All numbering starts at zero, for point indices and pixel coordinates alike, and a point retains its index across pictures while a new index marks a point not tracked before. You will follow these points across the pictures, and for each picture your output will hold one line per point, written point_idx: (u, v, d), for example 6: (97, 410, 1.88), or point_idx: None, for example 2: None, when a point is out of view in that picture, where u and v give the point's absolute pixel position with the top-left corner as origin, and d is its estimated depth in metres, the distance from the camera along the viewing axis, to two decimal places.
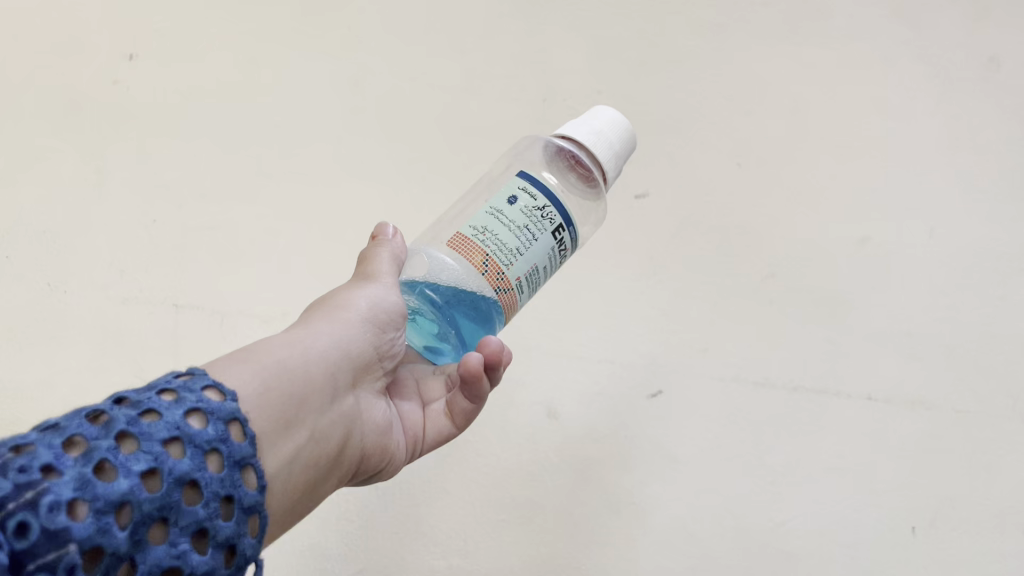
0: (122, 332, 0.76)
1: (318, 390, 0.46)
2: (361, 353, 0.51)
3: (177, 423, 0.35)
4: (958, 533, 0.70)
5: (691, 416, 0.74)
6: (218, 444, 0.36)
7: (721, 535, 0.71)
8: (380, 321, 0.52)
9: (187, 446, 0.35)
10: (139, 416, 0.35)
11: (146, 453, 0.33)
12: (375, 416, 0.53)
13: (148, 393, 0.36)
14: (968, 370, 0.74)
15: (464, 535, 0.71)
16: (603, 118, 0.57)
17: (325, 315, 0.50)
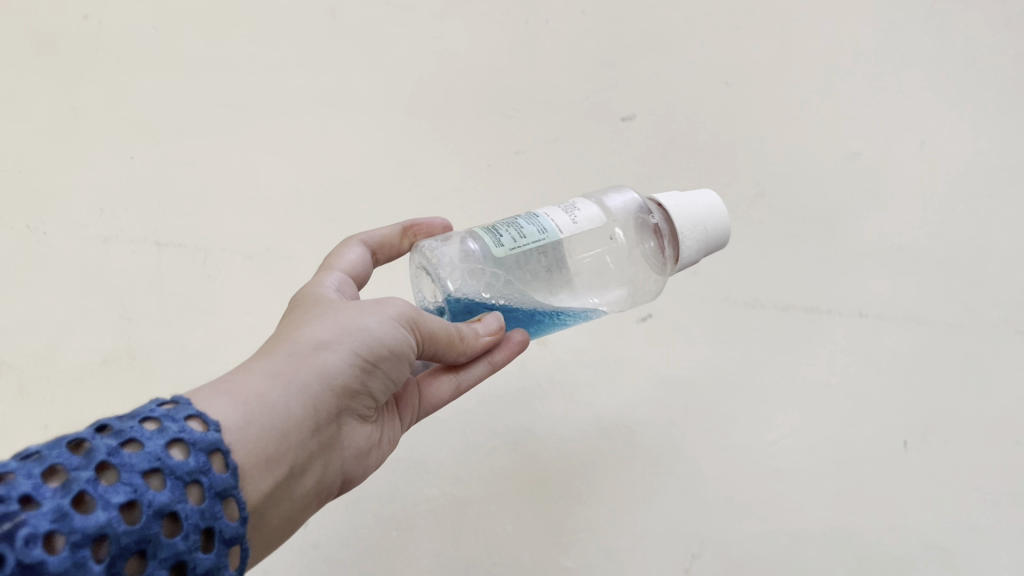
0: (106, 272, 0.76)
1: (305, 425, 0.44)
2: (355, 384, 0.48)
3: (158, 454, 0.35)
4: (951, 446, 0.70)
5: (681, 338, 0.74)
6: (198, 475, 0.36)
7: (712, 454, 0.71)
8: (378, 356, 0.48)
9: (167, 478, 0.34)
10: (120, 446, 0.34)
11: (125, 485, 0.33)
12: (358, 433, 0.52)
13: (131, 423, 0.36)
14: (961, 284, 0.73)
15: (456, 463, 0.71)
16: (707, 211, 0.57)
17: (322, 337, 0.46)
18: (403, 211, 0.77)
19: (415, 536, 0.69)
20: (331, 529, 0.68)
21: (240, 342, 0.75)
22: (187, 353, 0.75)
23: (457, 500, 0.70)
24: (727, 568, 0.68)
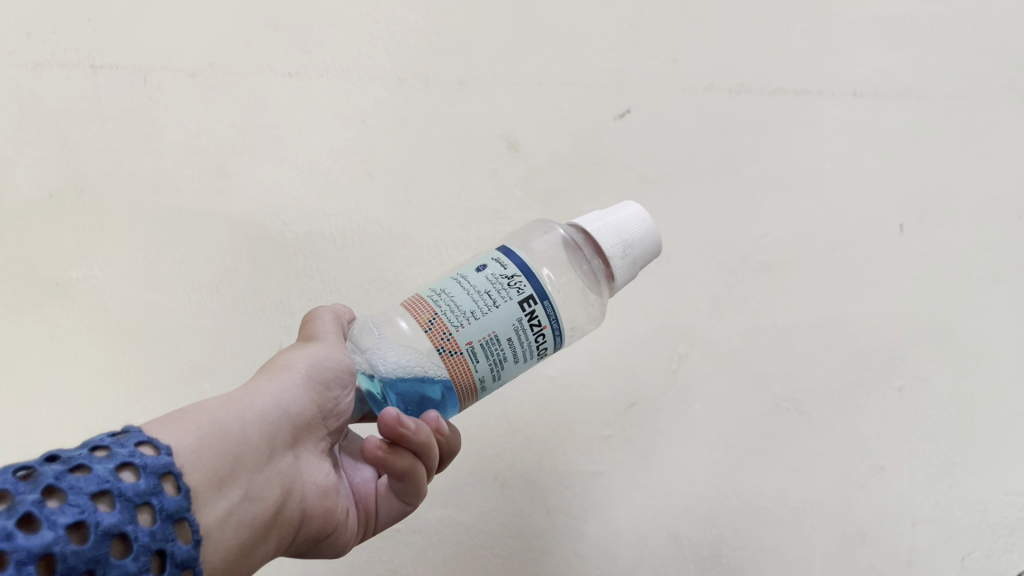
0: (42, 100, 0.71)
1: (252, 450, 0.42)
2: (310, 410, 0.47)
3: (107, 476, 0.34)
4: (948, 227, 0.67)
5: (663, 132, 0.69)
6: (150, 497, 0.35)
7: (697, 253, 0.68)
8: (333, 381, 0.48)
9: (117, 500, 0.33)
10: (67, 470, 0.33)
11: (73, 506, 0.32)
12: (324, 481, 0.48)
13: (79, 450, 0.35)
14: (956, 55, 0.69)
15: (431, 280, 0.69)
16: (625, 214, 0.51)
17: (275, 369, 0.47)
18: (359, 17, 0.72)
19: None
20: None
21: (193, 168, 0.71)
22: (139, 182, 0.71)
23: None
24: (714, 366, 0.67)
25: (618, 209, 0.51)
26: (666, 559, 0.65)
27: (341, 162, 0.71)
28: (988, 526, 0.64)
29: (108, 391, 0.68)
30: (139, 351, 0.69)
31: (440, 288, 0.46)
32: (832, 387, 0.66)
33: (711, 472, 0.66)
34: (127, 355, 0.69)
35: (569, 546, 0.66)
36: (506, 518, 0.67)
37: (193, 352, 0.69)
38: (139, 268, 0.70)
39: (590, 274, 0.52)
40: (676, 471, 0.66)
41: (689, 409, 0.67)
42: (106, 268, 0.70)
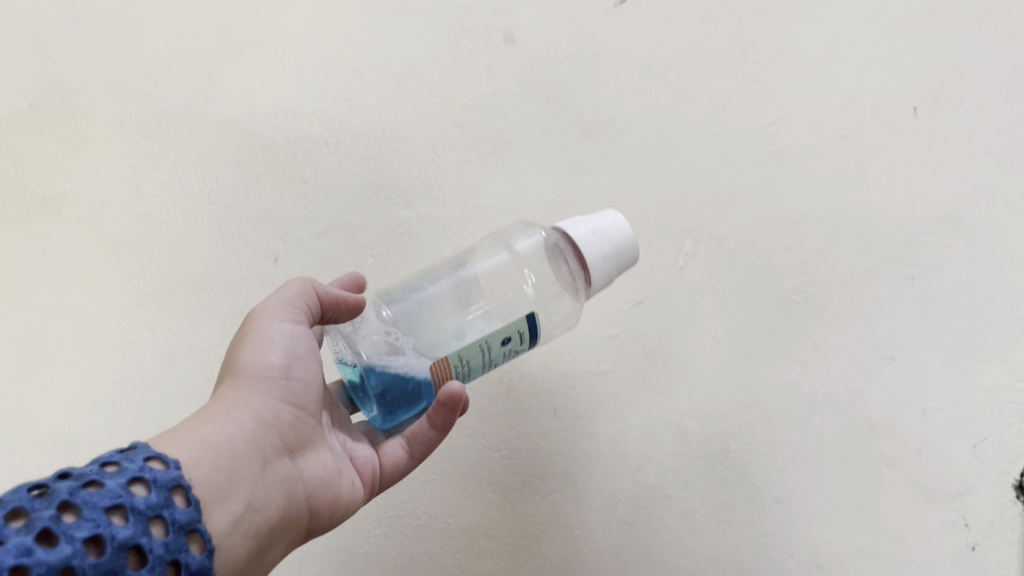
0: (19, 9, 0.71)
1: (243, 463, 0.45)
2: (283, 406, 0.50)
3: (119, 491, 0.37)
4: (963, 110, 0.65)
5: (665, 19, 0.68)
6: (162, 510, 0.38)
7: (704, 144, 0.66)
8: (290, 367, 0.50)
9: (130, 513, 0.36)
10: (81, 487, 0.36)
11: (89, 520, 0.35)
12: (318, 464, 0.52)
13: (91, 468, 0.38)
14: None
15: (428, 180, 0.67)
16: (608, 221, 0.54)
17: (237, 377, 0.49)
18: None
19: (394, 261, 0.66)
20: (302, 258, 0.67)
21: (177, 73, 0.69)
22: (121, 89, 0.70)
23: (432, 219, 0.67)
24: (721, 261, 0.66)
25: (603, 216, 0.53)
26: (675, 456, 0.65)
27: (331, 63, 0.69)
28: (1001, 412, 0.63)
29: (105, 304, 0.68)
30: (131, 262, 0.68)
31: (465, 353, 0.49)
32: (842, 279, 0.65)
33: (718, 368, 0.65)
34: (120, 268, 0.68)
35: (574, 444, 0.66)
36: (511, 419, 0.67)
37: (187, 262, 0.68)
38: (127, 180, 0.69)
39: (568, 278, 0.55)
40: (682, 367, 0.66)
41: (695, 305, 0.66)
42: (93, 180, 0.69)
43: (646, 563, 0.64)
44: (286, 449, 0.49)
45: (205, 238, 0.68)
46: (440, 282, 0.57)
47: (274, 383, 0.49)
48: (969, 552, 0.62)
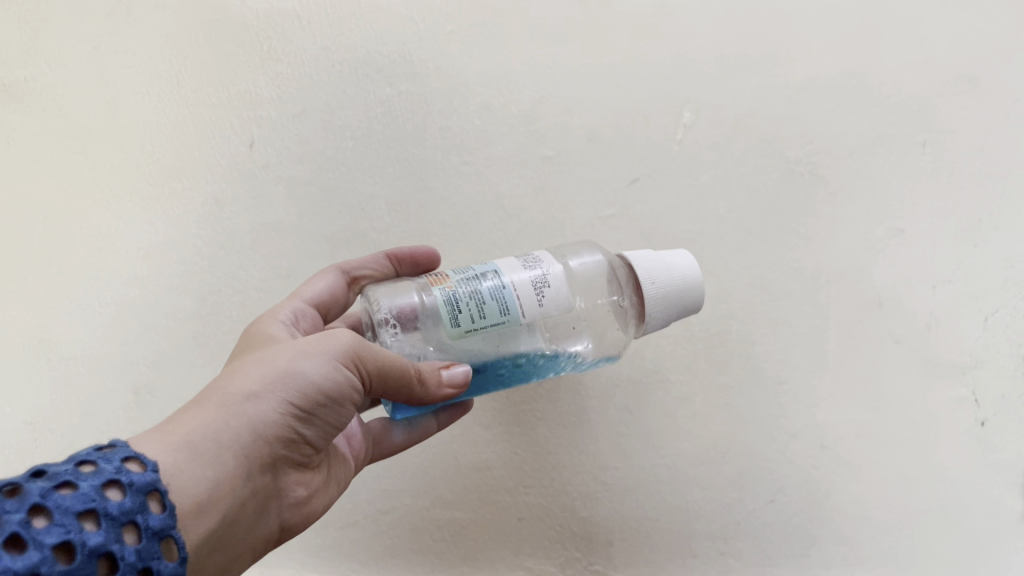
0: None
1: (232, 484, 0.40)
2: (293, 427, 0.43)
3: (94, 493, 0.33)
4: None
5: None
6: (137, 515, 0.34)
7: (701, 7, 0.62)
8: (321, 403, 0.42)
9: (103, 519, 0.33)
10: (52, 487, 0.33)
11: (59, 526, 0.31)
12: (294, 484, 0.47)
13: (65, 465, 0.35)
14: None
15: (409, 56, 0.64)
16: (677, 262, 0.52)
17: (260, 372, 0.42)
18: None
19: (375, 145, 0.64)
20: (279, 143, 0.64)
21: None
22: None
23: (415, 98, 0.64)
24: (722, 133, 0.62)
25: (674, 255, 0.52)
26: (673, 339, 0.63)
27: None
28: (1014, 284, 0.60)
29: (76, 198, 0.66)
30: (100, 151, 0.66)
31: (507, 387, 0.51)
32: (850, 148, 0.61)
33: (719, 246, 0.62)
34: (89, 159, 0.66)
35: None
36: None
37: (159, 150, 0.65)
38: (89, 66, 0.65)
39: (617, 310, 0.54)
40: (681, 247, 0.63)
41: (695, 181, 0.62)
42: (55, 66, 0.66)
43: (644, 447, 0.64)
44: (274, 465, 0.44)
45: (176, 124, 0.65)
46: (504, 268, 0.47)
47: (293, 409, 0.42)
48: (977, 428, 0.61)
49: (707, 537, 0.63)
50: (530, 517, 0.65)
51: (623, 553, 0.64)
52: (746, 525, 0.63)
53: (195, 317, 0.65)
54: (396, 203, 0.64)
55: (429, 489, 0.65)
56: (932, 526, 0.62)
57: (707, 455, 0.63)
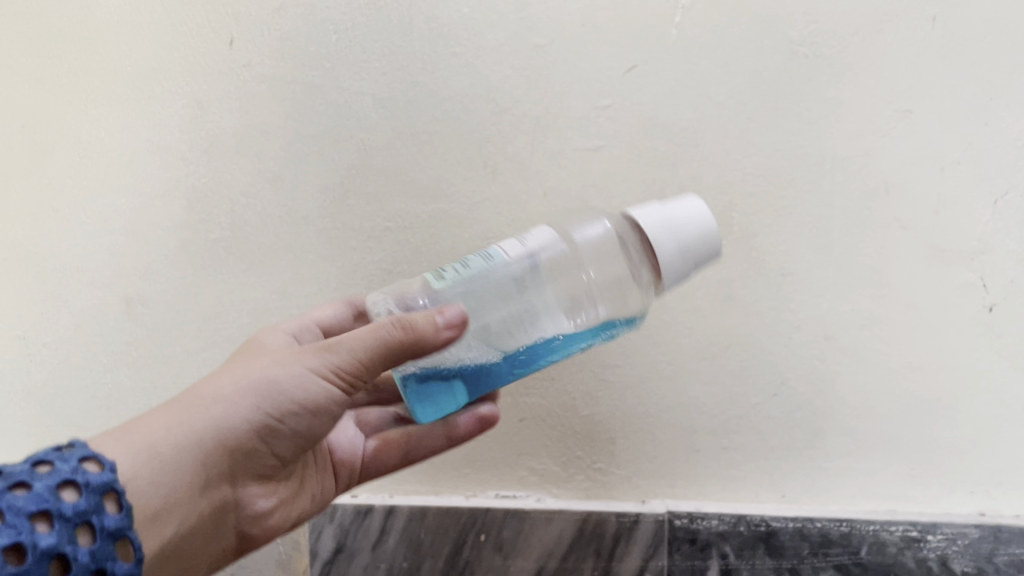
0: None
1: (189, 489, 0.42)
2: (262, 438, 0.44)
3: (46, 496, 0.35)
4: None
5: None
6: (92, 516, 0.36)
7: None
8: (294, 412, 0.44)
9: (55, 521, 0.35)
10: (7, 491, 0.35)
11: (11, 527, 0.34)
12: (263, 496, 0.49)
13: (21, 468, 0.37)
14: None
15: None
16: (690, 211, 0.49)
17: (236, 386, 0.44)
18: None
19: (359, 38, 0.61)
20: (260, 41, 0.62)
21: None
22: None
23: None
24: (723, 14, 0.59)
25: (684, 203, 0.49)
26: None
27: None
28: None
29: (54, 104, 0.64)
30: (74, 53, 0.63)
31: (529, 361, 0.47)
32: (856, 26, 0.58)
33: (720, 134, 0.60)
34: (65, 64, 0.64)
35: None
36: (500, 206, 0.62)
37: (137, 50, 0.63)
38: None
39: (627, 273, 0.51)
40: (681, 136, 0.60)
41: (694, 67, 0.60)
42: None
43: (645, 344, 0.63)
44: (239, 474, 0.46)
45: (151, 21, 0.63)
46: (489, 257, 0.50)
47: (263, 419, 0.44)
48: (985, 313, 0.60)
49: (709, 432, 0.63)
50: (531, 418, 0.64)
51: (625, 451, 0.64)
52: (749, 419, 0.62)
53: (183, 224, 0.64)
54: (383, 99, 0.62)
55: None
56: (937, 414, 0.61)
57: (708, 350, 0.62)
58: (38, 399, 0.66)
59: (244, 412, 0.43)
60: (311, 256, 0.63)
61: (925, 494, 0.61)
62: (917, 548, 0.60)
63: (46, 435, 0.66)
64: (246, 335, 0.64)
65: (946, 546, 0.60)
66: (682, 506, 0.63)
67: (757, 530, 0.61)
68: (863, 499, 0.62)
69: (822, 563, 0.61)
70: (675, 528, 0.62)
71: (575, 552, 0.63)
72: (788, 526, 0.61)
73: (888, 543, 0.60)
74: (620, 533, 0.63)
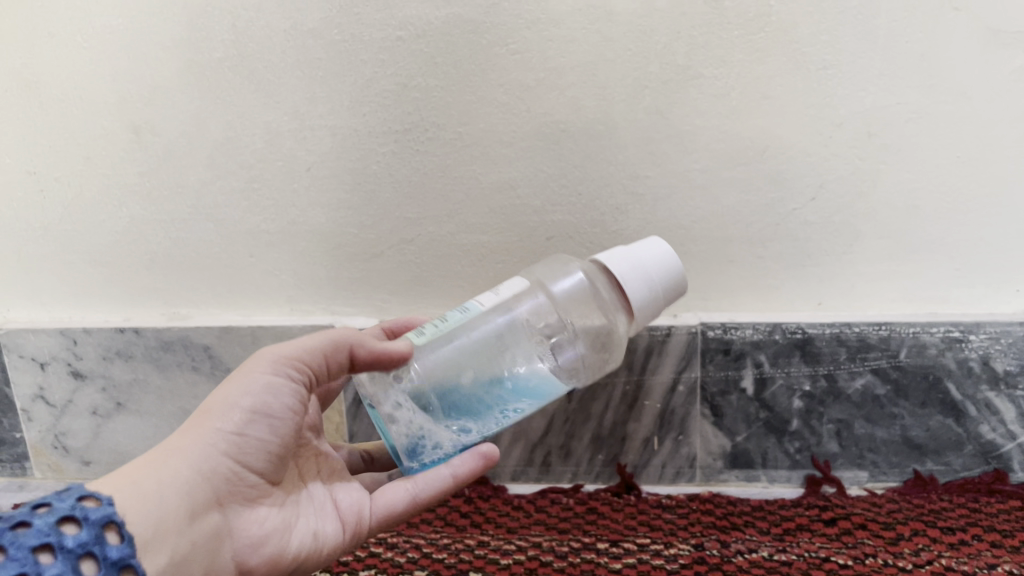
0: None
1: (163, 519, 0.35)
2: (232, 456, 0.39)
3: (48, 529, 0.32)
4: None
5: None
6: (93, 546, 0.33)
7: None
8: (249, 416, 0.40)
9: (57, 553, 0.32)
10: (9, 528, 0.32)
11: (15, 560, 0.31)
12: (260, 517, 0.41)
13: (22, 507, 0.34)
14: None
15: None
16: (657, 256, 0.49)
17: (188, 421, 0.40)
18: None
19: None
20: None
21: None
22: None
23: None
24: None
25: (649, 248, 0.49)
26: (708, 29, 0.56)
27: None
28: None
29: None
30: None
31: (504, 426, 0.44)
32: None
33: None
34: None
35: (590, 29, 0.57)
36: (518, 7, 0.56)
37: None
38: None
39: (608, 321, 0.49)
40: None
41: None
42: None
43: (677, 153, 0.59)
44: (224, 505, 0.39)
45: None
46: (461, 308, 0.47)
47: (225, 435, 0.39)
48: None
49: (744, 242, 0.61)
50: (559, 236, 0.62)
51: None
52: (786, 226, 0.60)
53: (184, 42, 0.59)
54: None
55: (454, 215, 0.62)
56: (986, 212, 0.58)
57: (744, 155, 0.58)
58: (56, 234, 0.64)
59: (204, 434, 0.39)
60: (321, 72, 0.59)
61: (969, 296, 0.60)
62: (958, 348, 0.59)
63: (71, 270, 0.65)
64: (261, 161, 0.61)
65: (989, 346, 0.59)
66: (715, 318, 0.62)
67: (793, 338, 0.60)
68: (903, 303, 0.61)
69: (859, 368, 0.60)
70: (708, 339, 0.61)
71: (607, 368, 0.62)
72: (825, 333, 0.60)
73: (928, 345, 0.59)
74: (653, 345, 0.62)
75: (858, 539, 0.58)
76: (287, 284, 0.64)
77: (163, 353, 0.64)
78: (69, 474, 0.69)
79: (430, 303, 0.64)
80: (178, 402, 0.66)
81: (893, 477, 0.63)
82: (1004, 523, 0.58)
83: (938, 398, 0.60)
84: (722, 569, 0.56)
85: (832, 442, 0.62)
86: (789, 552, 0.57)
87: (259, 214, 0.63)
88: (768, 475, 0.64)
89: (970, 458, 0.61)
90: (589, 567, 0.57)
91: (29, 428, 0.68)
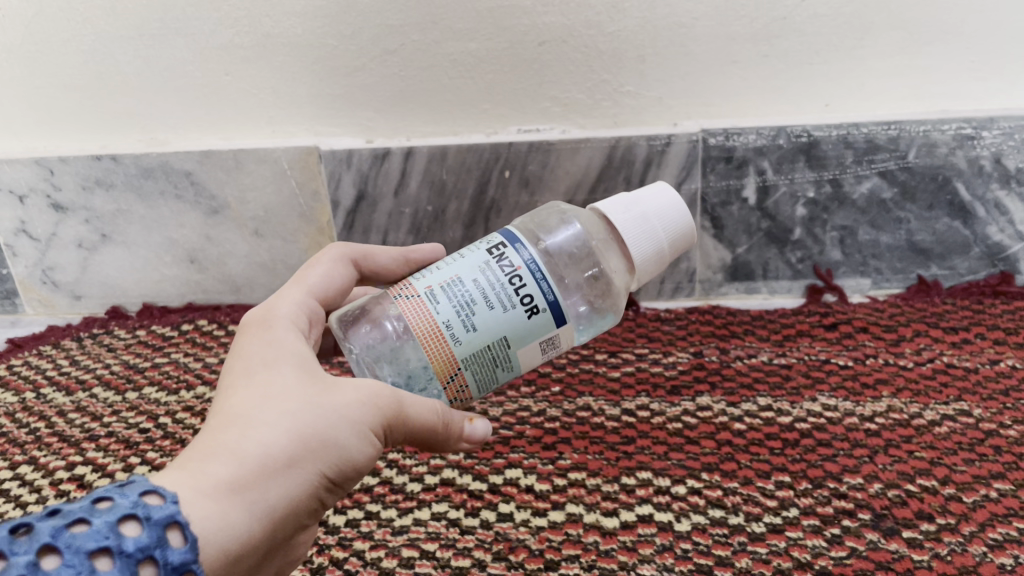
0: None
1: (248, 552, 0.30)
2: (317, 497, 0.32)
3: (109, 528, 0.27)
4: None
5: None
6: (154, 551, 0.27)
7: None
8: (346, 470, 0.32)
9: (119, 556, 0.26)
10: (66, 523, 0.27)
11: (71, 565, 0.25)
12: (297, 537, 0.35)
13: (79, 500, 0.28)
14: None
15: None
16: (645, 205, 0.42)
17: (288, 434, 0.31)
18: None
19: None
20: None
21: None
22: None
23: None
24: None
25: (643, 194, 0.43)
26: None
27: None
28: None
29: None
30: None
31: None
32: None
33: None
34: None
35: None
36: None
37: None
38: None
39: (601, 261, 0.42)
40: None
41: None
42: None
43: None
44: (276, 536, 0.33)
45: None
46: (521, 355, 0.37)
47: (325, 478, 0.32)
48: None
49: (749, 40, 0.56)
50: (552, 41, 0.57)
51: (655, 72, 0.58)
52: (795, 20, 0.55)
53: None
54: None
55: (438, 20, 0.57)
56: None
57: None
58: (16, 57, 0.60)
59: (310, 467, 0.31)
60: None
61: (984, 90, 0.57)
62: (971, 147, 0.57)
63: (39, 98, 0.62)
64: None
65: (1002, 142, 0.57)
66: (717, 125, 0.59)
67: (798, 142, 0.58)
68: (915, 101, 0.58)
69: (866, 172, 0.59)
70: (710, 147, 0.58)
71: (604, 181, 0.60)
72: (832, 136, 0.58)
73: (939, 144, 0.57)
74: (651, 157, 0.59)
75: (859, 342, 0.58)
76: (267, 104, 0.61)
77: (145, 182, 0.63)
78: (62, 307, 0.70)
79: (417, 120, 0.61)
80: (165, 233, 0.65)
81: (896, 283, 0.63)
82: (1007, 321, 0.58)
83: (946, 201, 0.59)
84: (722, 375, 0.56)
85: (835, 250, 0.62)
86: (789, 356, 0.57)
87: (231, 28, 0.58)
88: (768, 286, 0.64)
89: (976, 261, 0.61)
90: (588, 376, 0.57)
91: (16, 264, 0.68)
